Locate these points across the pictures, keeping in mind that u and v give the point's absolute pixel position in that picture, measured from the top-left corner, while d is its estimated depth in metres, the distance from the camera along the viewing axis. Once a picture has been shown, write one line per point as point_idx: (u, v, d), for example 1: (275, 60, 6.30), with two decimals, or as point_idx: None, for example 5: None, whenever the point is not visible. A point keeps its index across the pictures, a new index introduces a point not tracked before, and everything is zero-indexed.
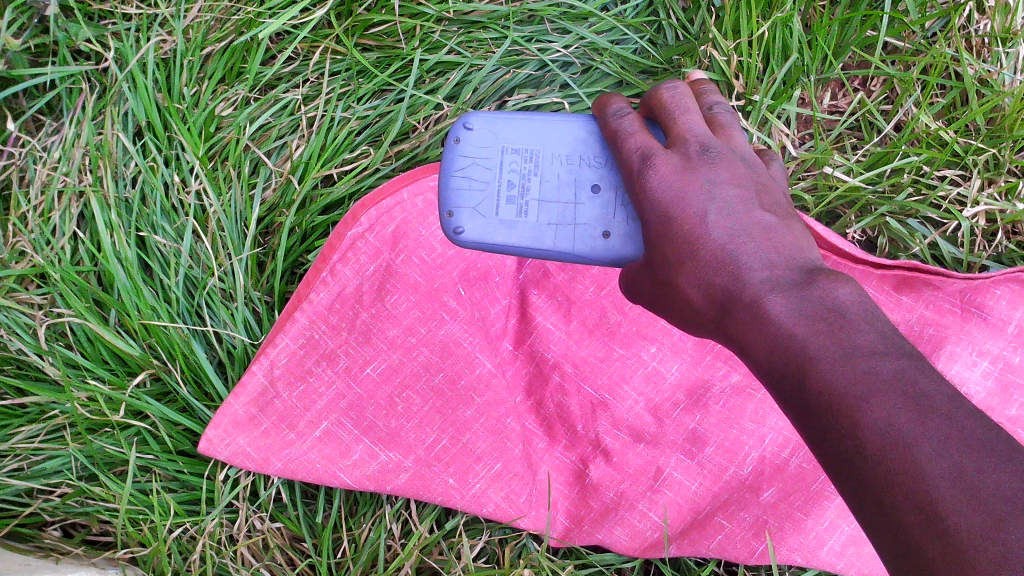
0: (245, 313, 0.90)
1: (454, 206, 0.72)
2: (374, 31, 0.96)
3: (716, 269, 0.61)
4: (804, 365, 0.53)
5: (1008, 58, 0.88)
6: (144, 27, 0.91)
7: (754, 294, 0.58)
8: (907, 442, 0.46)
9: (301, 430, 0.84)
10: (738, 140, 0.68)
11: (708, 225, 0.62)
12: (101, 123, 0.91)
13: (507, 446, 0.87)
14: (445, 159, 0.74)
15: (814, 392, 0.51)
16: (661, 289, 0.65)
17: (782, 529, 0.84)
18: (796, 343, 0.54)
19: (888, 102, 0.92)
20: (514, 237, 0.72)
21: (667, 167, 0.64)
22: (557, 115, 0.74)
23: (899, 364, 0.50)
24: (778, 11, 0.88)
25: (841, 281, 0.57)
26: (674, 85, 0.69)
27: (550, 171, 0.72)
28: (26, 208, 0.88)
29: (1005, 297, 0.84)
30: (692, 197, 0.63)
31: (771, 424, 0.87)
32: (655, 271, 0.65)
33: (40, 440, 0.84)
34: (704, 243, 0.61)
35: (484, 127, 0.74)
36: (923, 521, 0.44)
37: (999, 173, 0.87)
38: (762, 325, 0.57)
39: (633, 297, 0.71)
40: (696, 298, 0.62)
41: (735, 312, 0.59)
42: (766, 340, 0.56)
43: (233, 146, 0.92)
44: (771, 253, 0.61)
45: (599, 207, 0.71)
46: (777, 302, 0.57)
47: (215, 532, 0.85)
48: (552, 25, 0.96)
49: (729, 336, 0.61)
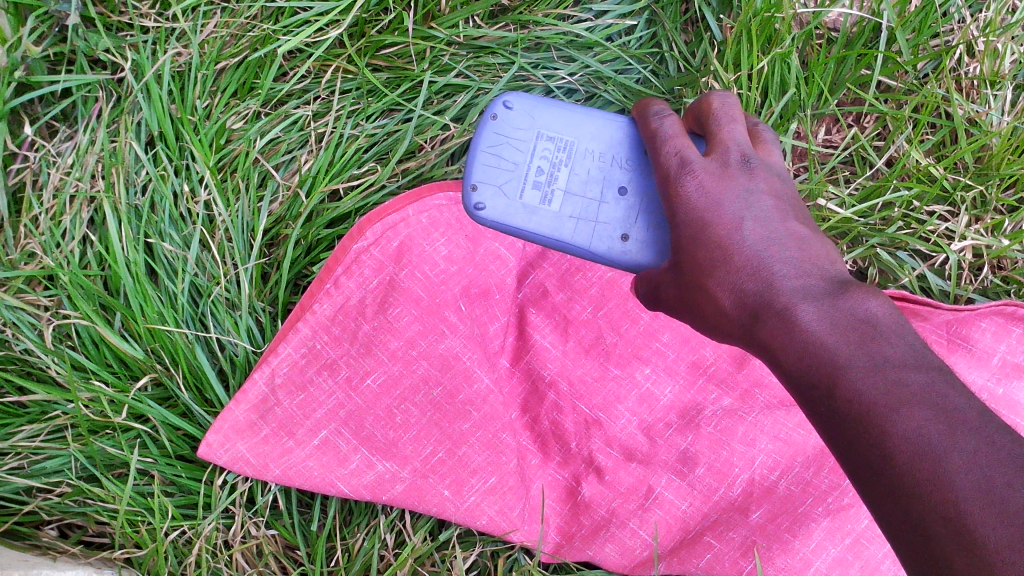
0: (248, 321, 0.92)
1: (479, 180, 0.77)
2: (385, 52, 0.98)
3: (748, 278, 0.63)
4: (835, 375, 0.55)
5: (996, 100, 0.91)
6: (161, 40, 0.94)
7: (788, 302, 0.60)
8: (938, 453, 0.48)
9: (300, 437, 0.86)
10: (775, 156, 0.72)
11: (743, 233, 0.65)
12: (115, 130, 0.93)
13: (502, 460, 0.88)
14: (481, 132, 0.79)
15: (843, 401, 0.54)
16: (685, 298, 0.67)
17: (770, 548, 0.85)
18: (829, 351, 0.56)
19: (880, 139, 0.95)
20: (533, 223, 0.76)
21: (705, 176, 0.67)
22: (598, 112, 0.78)
23: (930, 378, 0.53)
24: (777, 47, 0.91)
25: (874, 294, 0.59)
26: (724, 95, 0.72)
27: (580, 165, 0.77)
28: (38, 211, 0.90)
29: (990, 330, 0.87)
30: (727, 205, 0.66)
31: (762, 447, 0.89)
32: (681, 278, 0.67)
33: (41, 439, 0.85)
34: (739, 251, 0.64)
35: (524, 111, 0.79)
36: (950, 531, 0.46)
37: (986, 210, 0.90)
38: (793, 332, 0.59)
39: (651, 303, 0.73)
40: (726, 305, 0.64)
41: (765, 320, 0.61)
42: (796, 347, 0.58)
43: (242, 158, 0.95)
44: (803, 264, 0.63)
45: (623, 210, 0.75)
46: (810, 311, 0.59)
47: (211, 537, 0.86)
48: (558, 53, 0.99)
49: (756, 344, 0.63)
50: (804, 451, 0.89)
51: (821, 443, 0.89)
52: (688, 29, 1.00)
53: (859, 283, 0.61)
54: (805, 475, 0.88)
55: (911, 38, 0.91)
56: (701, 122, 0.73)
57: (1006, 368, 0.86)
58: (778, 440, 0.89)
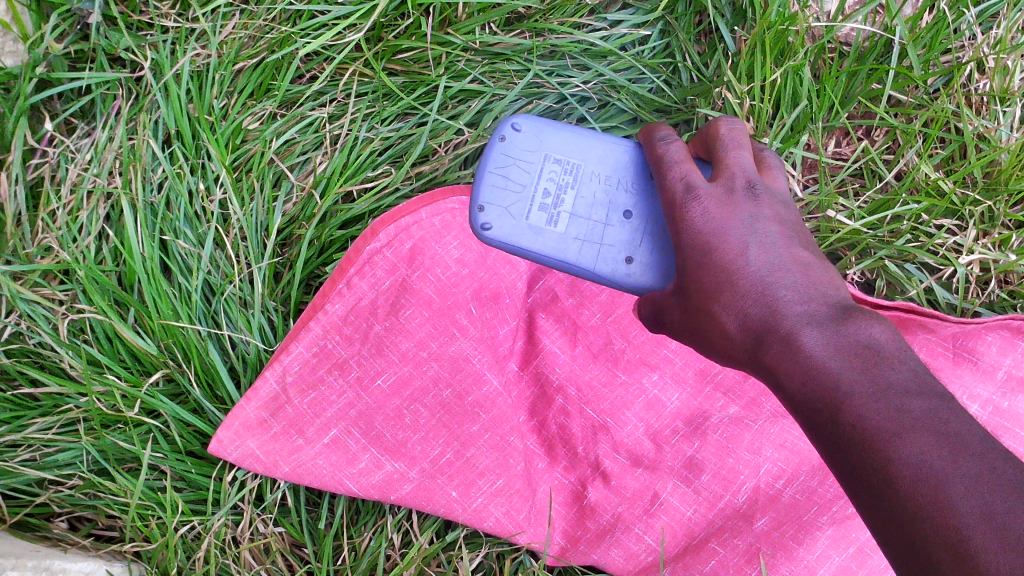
0: (261, 320, 0.92)
1: (486, 202, 0.78)
2: (402, 56, 0.99)
3: (752, 301, 0.64)
4: (838, 400, 0.56)
5: (1005, 116, 0.92)
6: (181, 40, 0.95)
7: (791, 328, 0.61)
8: (941, 479, 0.49)
9: (310, 436, 0.86)
10: (779, 182, 0.73)
11: (748, 258, 0.66)
12: (133, 128, 0.94)
13: (509, 463, 0.88)
14: (489, 153, 0.79)
15: (846, 425, 0.55)
16: (689, 320, 0.68)
17: (773, 556, 0.85)
18: (831, 377, 0.57)
19: (890, 152, 0.96)
20: (539, 244, 0.77)
21: (710, 203, 0.68)
22: (604, 136, 0.79)
23: (930, 405, 0.53)
24: (790, 60, 0.92)
25: (876, 321, 0.61)
26: (732, 121, 0.72)
27: (587, 188, 0.78)
28: (56, 206, 0.90)
29: (996, 343, 0.87)
30: (732, 232, 0.67)
31: (767, 455, 0.89)
32: (686, 301, 0.68)
33: (53, 432, 0.86)
34: (743, 274, 0.65)
35: (531, 133, 0.80)
36: (952, 558, 0.46)
37: (994, 225, 0.91)
38: (797, 357, 0.60)
39: (654, 324, 0.74)
40: (731, 330, 0.65)
41: (769, 344, 0.62)
42: (800, 373, 0.59)
43: (258, 158, 0.96)
44: (807, 289, 0.64)
45: (627, 232, 0.76)
46: (813, 336, 0.60)
47: (220, 532, 0.87)
48: (573, 61, 1.00)
49: (761, 368, 0.64)
50: (810, 461, 0.89)
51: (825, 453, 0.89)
52: (701, 40, 1.01)
53: (863, 309, 0.62)
54: (810, 484, 0.88)
55: (923, 54, 0.93)
56: (707, 146, 0.73)
57: (1012, 382, 0.87)
58: (784, 449, 0.90)
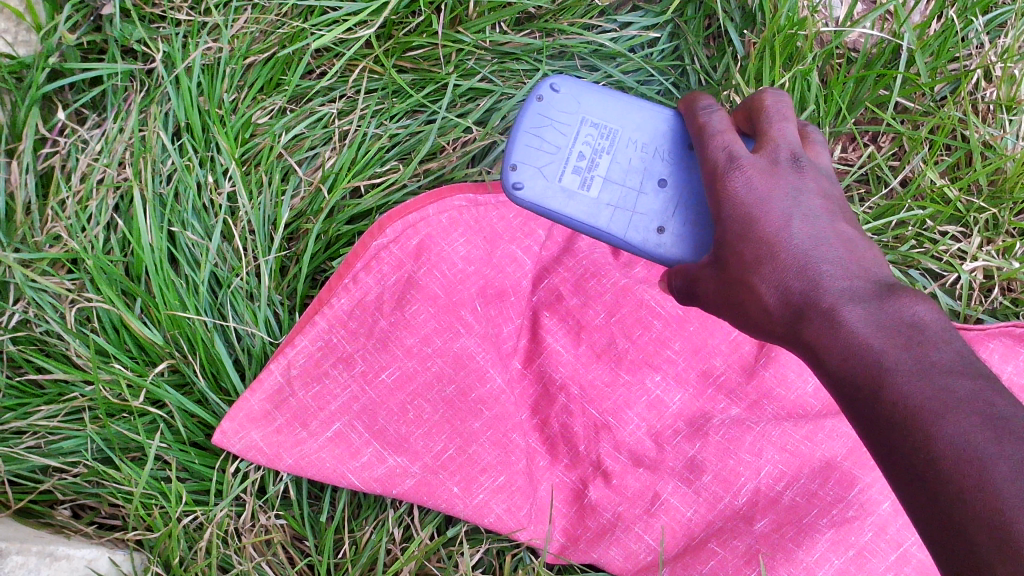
0: (266, 312, 0.93)
1: (519, 161, 0.79)
2: (412, 54, 1.00)
3: (795, 275, 0.65)
4: (880, 374, 0.56)
5: (1012, 125, 0.93)
6: (193, 33, 0.95)
7: (833, 302, 0.62)
8: (983, 460, 0.49)
9: (313, 429, 0.87)
10: (823, 157, 0.73)
11: (791, 232, 0.67)
12: (144, 120, 0.95)
13: (512, 460, 0.88)
14: (526, 111, 0.80)
15: (887, 402, 0.55)
16: (727, 293, 0.68)
17: (773, 556, 0.84)
18: (873, 352, 0.58)
19: (896, 158, 0.96)
20: (570, 208, 0.78)
21: (754, 174, 0.68)
22: (644, 103, 0.80)
23: (974, 384, 0.54)
24: (799, 64, 0.92)
25: (917, 299, 0.60)
26: (777, 92, 0.73)
27: (622, 154, 0.79)
28: (65, 195, 0.91)
29: (998, 350, 0.87)
30: (775, 204, 0.67)
31: (768, 457, 0.89)
32: (724, 273, 0.68)
33: (59, 419, 0.86)
34: (785, 247, 0.66)
35: (571, 95, 0.81)
36: (993, 539, 0.47)
37: (998, 232, 0.91)
38: (838, 331, 0.60)
39: (685, 297, 0.73)
40: (770, 303, 0.65)
41: (810, 317, 0.63)
42: (840, 347, 0.60)
43: (266, 152, 0.96)
44: (849, 264, 0.65)
45: (662, 202, 0.77)
46: (855, 312, 0.60)
47: (223, 523, 0.87)
48: (582, 62, 1.01)
49: (799, 342, 0.64)
50: (811, 463, 0.89)
51: (827, 456, 0.89)
52: (710, 43, 1.01)
53: (902, 289, 0.62)
54: (811, 487, 0.88)
55: (930, 62, 0.93)
56: (751, 119, 0.74)
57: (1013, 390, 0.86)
58: (785, 452, 0.89)
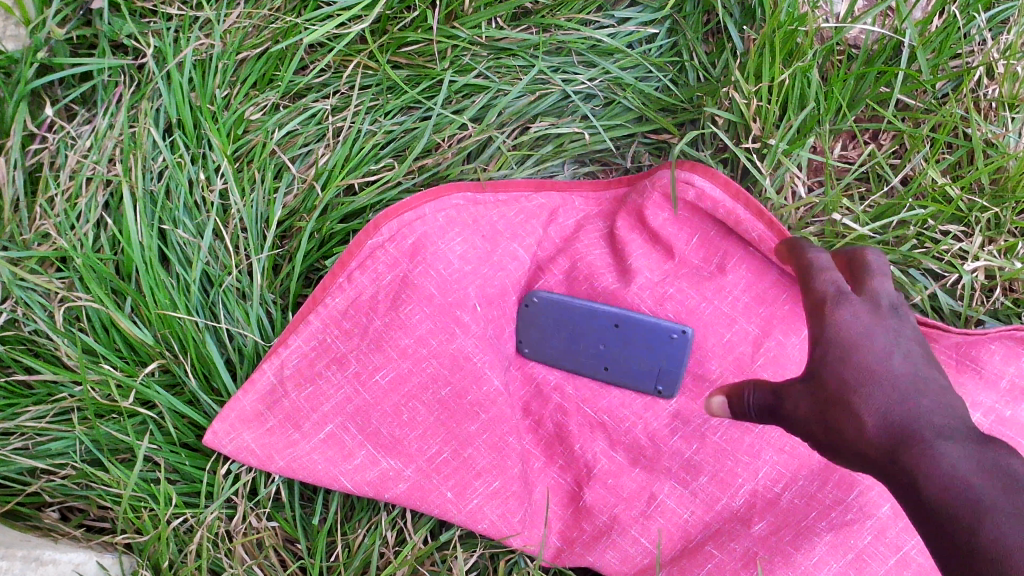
0: (259, 312, 0.92)
1: None
2: (407, 49, 0.98)
3: (894, 402, 0.62)
4: (980, 510, 0.52)
5: (1015, 122, 0.91)
6: (184, 28, 0.94)
7: (930, 437, 0.59)
8: None
9: (306, 430, 0.86)
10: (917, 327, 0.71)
11: (890, 365, 0.64)
12: (135, 116, 0.93)
13: (507, 464, 0.87)
14: None
15: (980, 550, 0.51)
16: (817, 411, 0.66)
17: (771, 561, 0.82)
18: (970, 487, 0.54)
19: (896, 156, 0.95)
20: None
21: (863, 312, 0.67)
22: None
23: None
24: (799, 61, 0.91)
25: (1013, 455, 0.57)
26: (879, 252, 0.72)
27: None
28: (54, 193, 0.90)
29: (999, 352, 0.86)
30: (878, 338, 0.65)
31: (766, 458, 0.87)
32: (817, 391, 0.66)
33: (47, 420, 0.85)
34: (886, 376, 0.63)
35: None
36: None
37: (1000, 232, 0.90)
38: (933, 462, 0.57)
39: (764, 415, 0.70)
40: (866, 430, 0.62)
41: (905, 446, 0.59)
42: (934, 475, 0.56)
43: (259, 149, 0.95)
44: (950, 412, 0.61)
45: None
46: (954, 447, 0.57)
47: (213, 526, 0.86)
48: (580, 58, 0.99)
49: (887, 472, 0.60)
50: (809, 465, 0.87)
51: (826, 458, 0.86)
52: (710, 39, 1.00)
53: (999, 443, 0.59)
54: (809, 489, 0.86)
55: (932, 58, 0.92)
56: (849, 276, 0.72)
57: (1014, 392, 0.85)
58: (783, 452, 0.87)
